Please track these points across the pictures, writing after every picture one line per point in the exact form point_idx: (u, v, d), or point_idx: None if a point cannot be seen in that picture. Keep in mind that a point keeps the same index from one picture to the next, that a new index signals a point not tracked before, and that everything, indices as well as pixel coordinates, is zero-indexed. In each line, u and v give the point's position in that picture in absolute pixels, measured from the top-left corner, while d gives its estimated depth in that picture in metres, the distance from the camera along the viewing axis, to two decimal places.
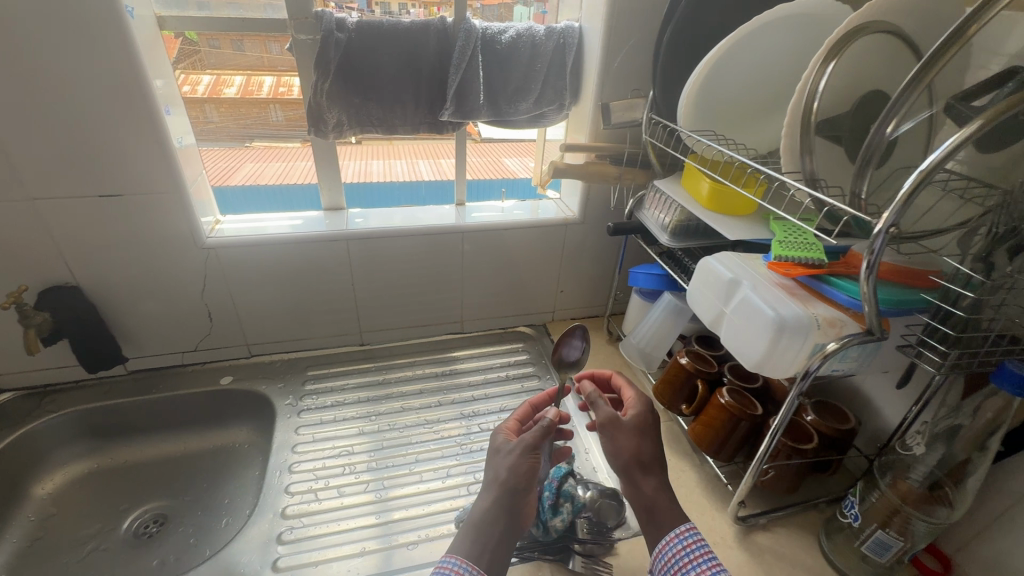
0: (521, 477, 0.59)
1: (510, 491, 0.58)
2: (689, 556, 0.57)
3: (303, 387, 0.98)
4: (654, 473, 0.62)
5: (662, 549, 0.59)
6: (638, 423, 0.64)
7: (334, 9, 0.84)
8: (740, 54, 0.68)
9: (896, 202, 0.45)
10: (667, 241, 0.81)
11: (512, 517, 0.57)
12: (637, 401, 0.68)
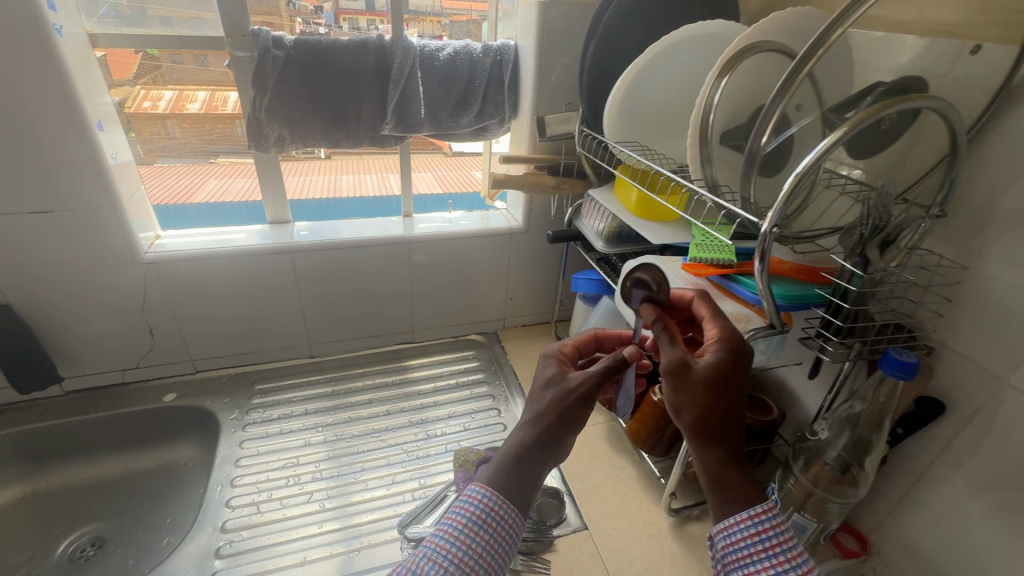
0: (559, 414, 0.52)
1: (543, 431, 0.52)
2: (762, 544, 0.47)
3: (250, 401, 0.97)
4: (723, 441, 0.48)
5: (725, 531, 0.49)
6: (715, 378, 0.48)
7: (302, 25, 0.89)
8: (657, 71, 0.73)
9: (778, 202, 0.49)
10: (602, 247, 0.85)
11: (545, 455, 0.52)
12: (723, 343, 0.50)
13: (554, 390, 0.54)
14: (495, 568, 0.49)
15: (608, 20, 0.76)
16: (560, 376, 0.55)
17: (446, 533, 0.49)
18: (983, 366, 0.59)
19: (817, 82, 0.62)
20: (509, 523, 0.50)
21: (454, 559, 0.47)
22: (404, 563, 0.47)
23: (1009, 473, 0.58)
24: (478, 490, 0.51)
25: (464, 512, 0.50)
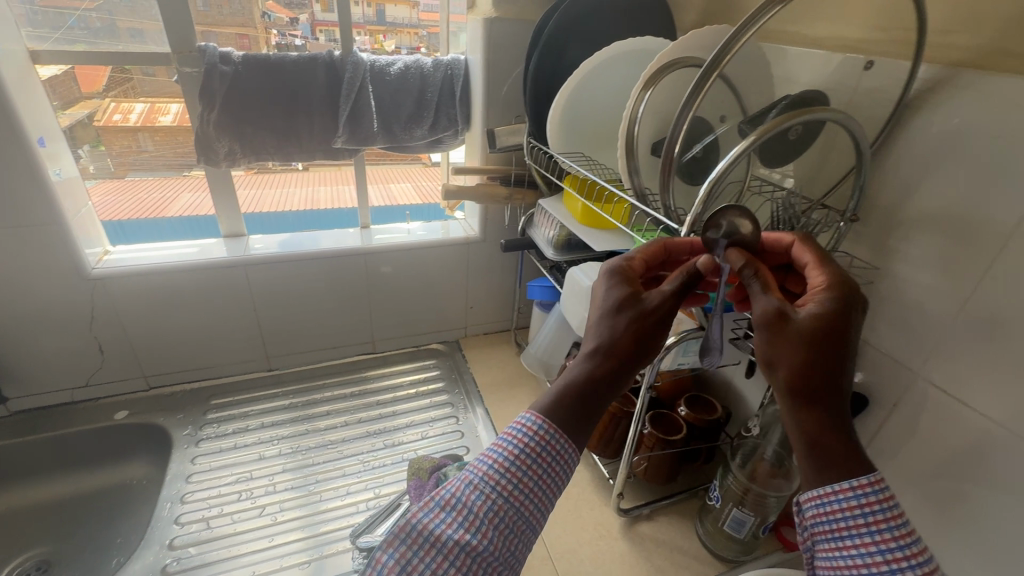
0: (622, 348, 0.44)
1: (603, 366, 0.44)
2: (864, 516, 0.37)
3: (204, 416, 0.97)
4: (829, 407, 0.38)
5: (818, 500, 0.38)
6: (823, 330, 0.39)
7: (278, 38, 0.91)
8: (597, 84, 0.76)
9: (695, 205, 0.52)
10: (553, 255, 0.87)
11: (602, 397, 0.43)
12: (834, 292, 0.42)
13: (622, 320, 0.45)
14: (548, 501, 0.41)
15: (548, 36, 0.79)
16: (629, 302, 0.46)
17: (495, 462, 0.41)
18: (899, 361, 0.62)
19: (739, 95, 0.66)
20: (565, 459, 0.42)
21: (504, 491, 0.40)
22: (447, 489, 0.40)
23: (926, 462, 0.61)
24: (535, 418, 0.42)
25: (516, 440, 0.41)
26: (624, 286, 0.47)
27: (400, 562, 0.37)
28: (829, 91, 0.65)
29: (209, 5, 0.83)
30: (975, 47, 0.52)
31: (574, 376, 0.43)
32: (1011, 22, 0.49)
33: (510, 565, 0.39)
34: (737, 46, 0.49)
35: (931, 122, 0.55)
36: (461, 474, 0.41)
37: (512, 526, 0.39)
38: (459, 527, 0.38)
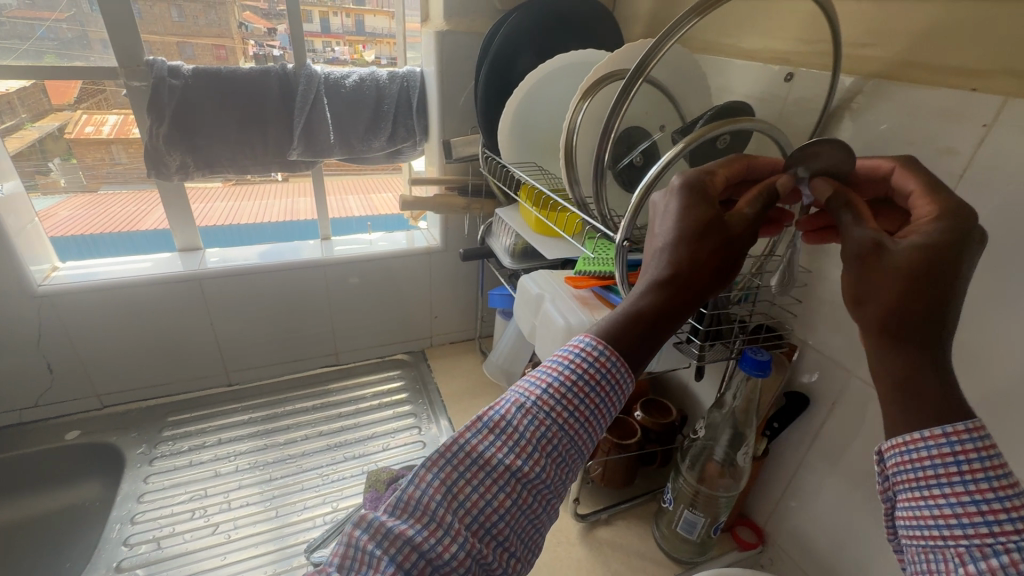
0: (690, 277, 0.42)
1: (667, 298, 0.42)
2: (961, 466, 0.34)
3: (160, 434, 0.95)
4: (919, 343, 0.36)
5: (902, 448, 0.37)
6: (919, 258, 0.36)
7: (256, 48, 0.93)
8: (546, 95, 0.77)
9: (628, 212, 0.53)
10: (510, 264, 0.88)
11: (666, 326, 0.43)
12: (938, 223, 0.37)
13: (693, 247, 0.43)
14: (597, 430, 0.43)
15: (497, 50, 0.80)
16: (702, 226, 0.43)
17: (550, 388, 0.41)
18: (836, 360, 0.64)
19: (676, 105, 0.70)
20: (620, 384, 0.43)
21: (559, 418, 0.41)
22: (497, 412, 0.41)
23: (864, 458, 0.63)
24: (593, 346, 0.43)
25: (574, 367, 0.42)
26: (700, 206, 0.44)
27: (446, 482, 0.39)
28: (763, 100, 0.68)
29: (184, 15, 0.87)
30: (888, 60, 0.55)
31: (635, 304, 0.42)
32: (920, 36, 0.51)
33: (557, 488, 0.41)
34: (663, 53, 0.48)
35: (855, 130, 0.58)
36: (515, 397, 0.42)
37: (563, 453, 0.41)
38: (510, 451, 0.40)
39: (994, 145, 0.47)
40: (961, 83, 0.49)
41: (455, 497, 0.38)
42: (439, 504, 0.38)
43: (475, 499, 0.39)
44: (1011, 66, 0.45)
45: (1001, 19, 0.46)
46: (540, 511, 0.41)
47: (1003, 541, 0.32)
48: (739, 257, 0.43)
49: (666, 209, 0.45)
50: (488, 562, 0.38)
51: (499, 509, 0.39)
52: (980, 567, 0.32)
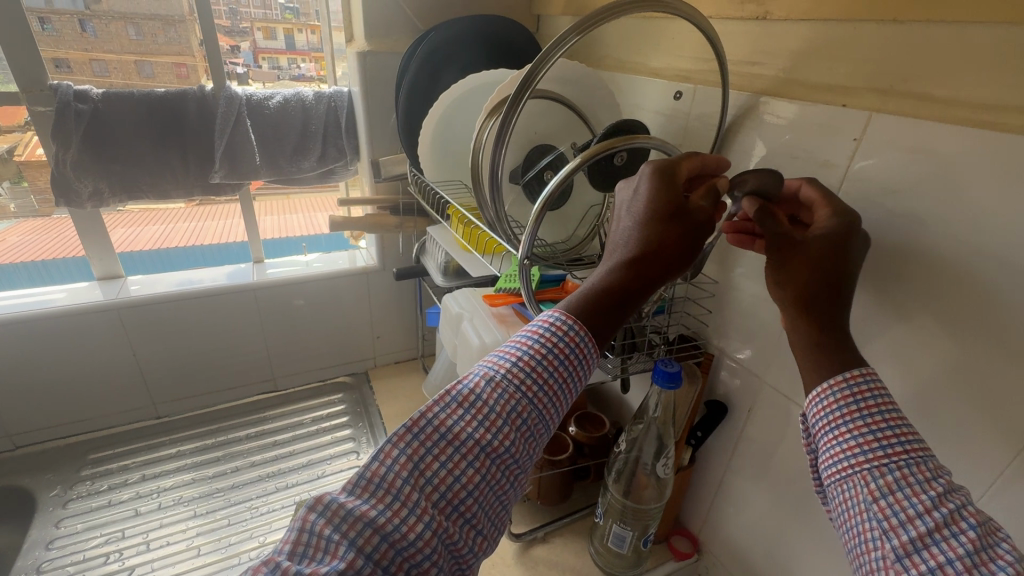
0: (657, 258, 0.43)
1: (634, 278, 0.43)
2: (859, 405, 0.40)
3: (77, 474, 0.90)
4: (828, 319, 0.43)
5: (816, 398, 0.42)
6: (827, 256, 0.43)
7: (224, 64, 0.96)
8: (465, 112, 0.77)
9: (528, 227, 0.53)
10: (441, 282, 0.86)
11: (630, 306, 0.44)
12: (840, 215, 0.45)
13: (660, 230, 0.44)
14: (564, 404, 0.44)
15: (416, 69, 0.80)
16: (670, 211, 0.44)
17: (519, 362, 0.42)
18: (748, 366, 0.66)
19: (588, 121, 0.70)
20: (586, 362, 0.44)
21: (528, 392, 0.42)
22: (466, 386, 0.42)
23: (780, 460, 0.64)
24: (562, 321, 0.44)
25: (544, 341, 0.43)
26: (669, 190, 0.45)
27: (412, 459, 0.39)
28: (670, 116, 0.70)
29: (143, 33, 0.90)
30: (774, 78, 0.57)
31: (595, 283, 0.44)
32: (798, 54, 0.54)
33: (524, 462, 0.42)
34: (551, 65, 0.49)
35: (750, 144, 0.60)
36: (484, 370, 0.43)
37: (531, 428, 0.41)
38: (479, 426, 0.40)
39: (864, 157, 0.49)
40: (834, 98, 0.51)
41: (423, 474, 0.38)
42: (404, 482, 0.38)
43: (442, 476, 0.39)
44: (874, 83, 0.48)
45: (863, 38, 0.49)
46: (507, 486, 0.41)
47: (895, 460, 0.38)
48: (702, 245, 0.44)
49: (636, 194, 0.46)
50: (454, 538, 0.38)
51: (467, 486, 0.39)
52: (878, 484, 0.38)
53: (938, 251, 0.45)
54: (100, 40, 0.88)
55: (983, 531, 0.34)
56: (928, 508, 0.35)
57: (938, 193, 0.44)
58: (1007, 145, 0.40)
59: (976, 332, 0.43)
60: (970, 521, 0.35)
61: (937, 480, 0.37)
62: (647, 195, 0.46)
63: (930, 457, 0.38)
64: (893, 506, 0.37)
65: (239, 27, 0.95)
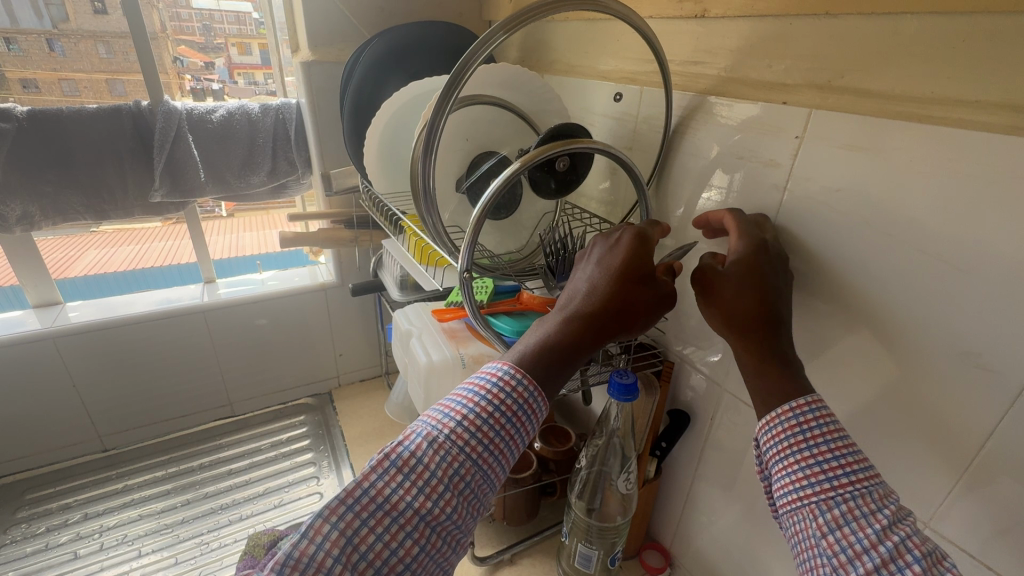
0: (613, 320, 0.44)
1: (583, 336, 0.43)
2: (804, 433, 0.41)
3: (13, 516, 0.85)
4: (766, 337, 0.45)
5: (765, 426, 0.43)
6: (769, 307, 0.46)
7: (192, 82, 0.96)
8: (412, 122, 0.75)
9: (466, 236, 0.50)
10: (398, 297, 0.84)
11: (573, 364, 0.43)
12: (759, 244, 0.48)
13: (632, 291, 0.45)
14: (511, 460, 0.41)
15: (361, 77, 0.77)
16: (638, 276, 0.46)
17: (464, 421, 0.39)
18: (707, 372, 0.64)
19: (536, 127, 0.69)
20: (533, 421, 0.42)
21: (472, 453, 0.38)
22: (407, 448, 0.37)
23: (745, 470, 0.62)
24: (511, 375, 0.41)
25: (491, 398, 0.40)
26: (641, 254, 0.47)
27: (345, 534, 0.34)
28: (619, 119, 0.69)
29: (112, 51, 0.86)
30: (717, 77, 0.56)
31: (557, 333, 0.43)
32: (739, 52, 0.53)
33: (467, 526, 0.38)
34: (478, 65, 0.48)
35: (698, 145, 0.59)
36: (426, 430, 0.39)
37: (474, 490, 0.38)
38: (419, 493, 0.36)
39: (807, 154, 0.48)
40: (775, 95, 0.50)
41: (357, 549, 0.34)
42: (336, 560, 0.33)
43: (378, 550, 0.34)
44: (812, 78, 0.47)
45: (799, 33, 0.47)
46: (449, 552, 0.37)
47: (841, 493, 0.38)
48: (659, 313, 0.46)
49: (614, 251, 0.47)
50: None
51: (404, 559, 0.35)
52: (827, 517, 0.38)
53: (885, 249, 0.44)
54: (68, 59, 0.87)
55: (928, 563, 0.34)
56: (874, 543, 0.35)
57: (881, 190, 0.43)
58: (947, 138, 0.38)
59: (926, 332, 0.42)
60: (915, 553, 0.34)
61: (882, 512, 0.37)
62: (619, 255, 0.47)
63: (877, 487, 0.38)
64: (841, 541, 0.36)
65: (213, 44, 0.99)
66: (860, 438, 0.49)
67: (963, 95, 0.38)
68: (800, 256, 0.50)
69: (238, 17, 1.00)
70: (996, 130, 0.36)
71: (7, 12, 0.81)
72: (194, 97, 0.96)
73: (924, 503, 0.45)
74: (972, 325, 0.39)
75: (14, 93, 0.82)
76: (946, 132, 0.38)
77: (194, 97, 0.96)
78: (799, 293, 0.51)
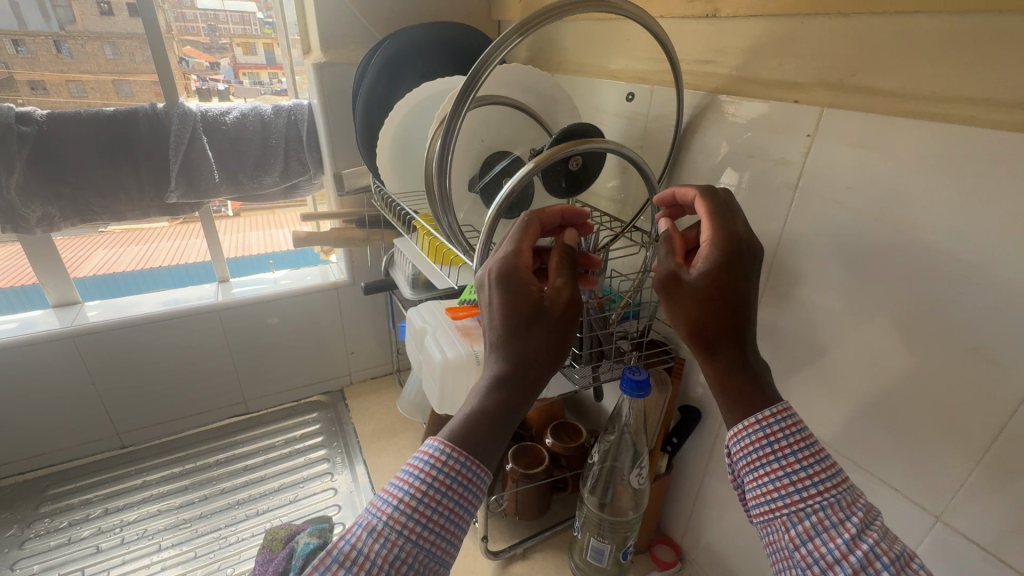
0: (529, 369, 0.42)
1: (508, 395, 0.42)
2: (772, 444, 0.42)
3: (36, 511, 0.87)
4: (722, 350, 0.43)
5: (734, 437, 0.44)
6: (714, 313, 0.42)
7: (198, 82, 0.97)
8: (424, 122, 0.76)
9: (481, 236, 0.50)
10: (409, 295, 0.85)
11: (513, 421, 0.42)
12: (733, 247, 0.43)
13: (532, 336, 0.42)
14: (459, 534, 0.40)
15: (373, 79, 0.78)
16: (529, 315, 0.43)
17: (401, 504, 0.39)
18: None
19: (547, 127, 0.70)
20: (475, 486, 0.41)
21: (411, 535, 0.38)
22: (348, 541, 0.38)
23: None
24: (441, 450, 0.41)
25: (425, 476, 0.40)
26: (520, 292, 0.43)
27: None
28: (630, 118, 0.69)
29: (119, 52, 0.87)
30: (728, 77, 0.57)
31: (479, 411, 0.41)
32: (750, 51, 0.54)
33: None
34: (493, 68, 0.49)
35: (708, 144, 0.60)
36: (367, 518, 0.39)
37: (421, 571, 0.38)
38: None
39: (819, 153, 0.48)
40: (786, 94, 0.51)
41: None
42: None
43: None
44: (824, 78, 0.47)
45: (810, 33, 0.48)
46: None
47: (811, 504, 0.40)
48: (568, 333, 0.43)
49: (494, 302, 0.44)
50: None
51: None
52: (798, 529, 0.40)
53: (895, 246, 0.44)
54: (75, 60, 0.87)
55: (896, 569, 0.36)
56: (845, 554, 0.37)
57: (891, 188, 0.44)
58: (959, 137, 0.39)
59: (934, 329, 0.43)
60: (884, 560, 0.37)
61: (851, 520, 0.39)
62: (503, 300, 0.43)
63: (844, 494, 0.40)
64: (814, 552, 0.39)
65: (218, 44, 0.99)
66: (870, 433, 0.49)
67: (974, 94, 0.38)
68: (812, 255, 0.51)
69: (241, 17, 1.00)
70: (1008, 129, 0.36)
71: (15, 16, 0.82)
72: (200, 97, 0.97)
73: (935, 497, 0.46)
74: (981, 322, 0.40)
75: (23, 95, 0.83)
76: (957, 131, 0.39)
77: (200, 97, 0.97)
78: (809, 289, 0.52)
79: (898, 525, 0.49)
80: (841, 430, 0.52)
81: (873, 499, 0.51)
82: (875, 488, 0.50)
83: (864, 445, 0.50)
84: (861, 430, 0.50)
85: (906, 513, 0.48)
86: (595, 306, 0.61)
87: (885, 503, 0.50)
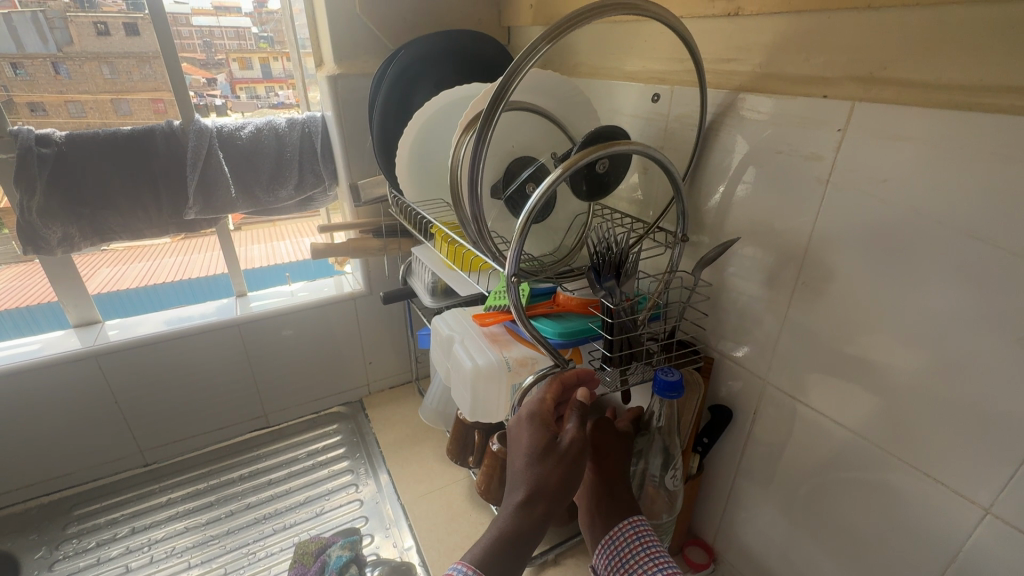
0: (544, 497, 0.50)
1: (533, 519, 0.50)
2: (639, 539, 0.56)
3: (62, 533, 0.87)
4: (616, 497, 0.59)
5: (609, 537, 0.57)
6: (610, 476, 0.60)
7: (197, 98, 0.91)
8: (442, 130, 0.76)
9: (514, 241, 0.49)
10: (430, 302, 0.85)
11: (532, 542, 0.50)
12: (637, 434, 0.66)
13: (550, 472, 0.51)
14: None
15: (389, 87, 0.78)
16: (546, 453, 0.52)
17: None
18: (749, 367, 0.64)
19: (567, 130, 0.70)
20: None
21: None
22: None
23: (791, 464, 0.62)
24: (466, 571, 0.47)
25: None
26: (541, 435, 0.53)
27: None
28: (650, 119, 0.69)
29: (117, 71, 0.88)
30: (751, 75, 0.57)
31: (503, 531, 0.50)
32: (775, 47, 0.54)
33: None
34: (524, 75, 0.49)
35: (731, 142, 0.60)
36: None
37: None
38: None
39: (851, 146, 0.48)
40: (815, 89, 0.50)
41: None
42: None
43: None
44: (853, 71, 0.47)
45: (838, 26, 0.48)
46: None
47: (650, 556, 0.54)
48: (575, 471, 0.52)
49: (520, 441, 0.54)
50: None
51: None
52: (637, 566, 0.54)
53: (934, 238, 0.44)
54: (73, 81, 0.86)
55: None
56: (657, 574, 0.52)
57: (930, 178, 0.43)
58: (998, 125, 0.39)
59: (978, 319, 0.43)
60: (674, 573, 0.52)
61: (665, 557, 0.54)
62: (528, 432, 0.54)
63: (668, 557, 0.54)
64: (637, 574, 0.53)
65: (214, 60, 0.94)
66: (911, 427, 0.49)
67: (1013, 80, 0.38)
68: (845, 250, 0.51)
69: (237, 33, 0.96)
70: None
71: (12, 38, 0.80)
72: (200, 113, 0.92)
73: (984, 491, 0.45)
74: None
75: (22, 115, 0.81)
76: (994, 120, 0.39)
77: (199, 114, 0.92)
78: (843, 283, 0.51)
79: (942, 518, 0.48)
80: (881, 424, 0.51)
81: (916, 494, 0.50)
82: (918, 482, 0.50)
83: (905, 439, 0.50)
84: (902, 425, 0.49)
85: (953, 507, 0.47)
86: (625, 307, 0.58)
87: (930, 497, 0.49)
